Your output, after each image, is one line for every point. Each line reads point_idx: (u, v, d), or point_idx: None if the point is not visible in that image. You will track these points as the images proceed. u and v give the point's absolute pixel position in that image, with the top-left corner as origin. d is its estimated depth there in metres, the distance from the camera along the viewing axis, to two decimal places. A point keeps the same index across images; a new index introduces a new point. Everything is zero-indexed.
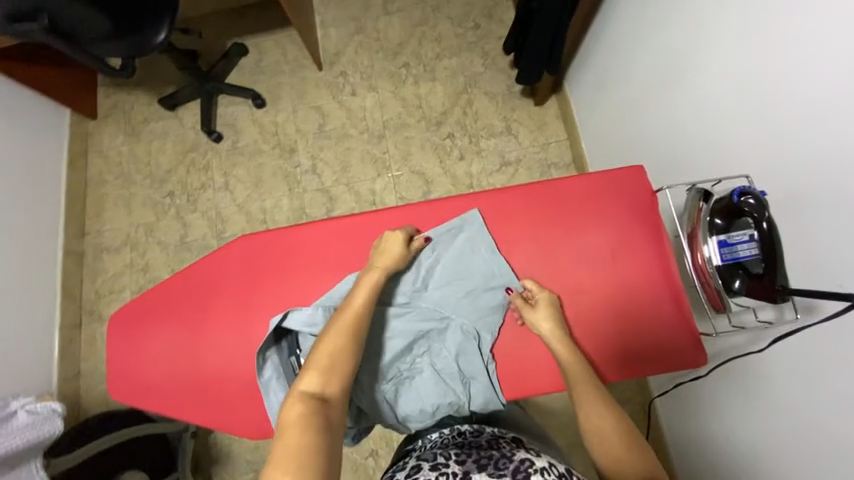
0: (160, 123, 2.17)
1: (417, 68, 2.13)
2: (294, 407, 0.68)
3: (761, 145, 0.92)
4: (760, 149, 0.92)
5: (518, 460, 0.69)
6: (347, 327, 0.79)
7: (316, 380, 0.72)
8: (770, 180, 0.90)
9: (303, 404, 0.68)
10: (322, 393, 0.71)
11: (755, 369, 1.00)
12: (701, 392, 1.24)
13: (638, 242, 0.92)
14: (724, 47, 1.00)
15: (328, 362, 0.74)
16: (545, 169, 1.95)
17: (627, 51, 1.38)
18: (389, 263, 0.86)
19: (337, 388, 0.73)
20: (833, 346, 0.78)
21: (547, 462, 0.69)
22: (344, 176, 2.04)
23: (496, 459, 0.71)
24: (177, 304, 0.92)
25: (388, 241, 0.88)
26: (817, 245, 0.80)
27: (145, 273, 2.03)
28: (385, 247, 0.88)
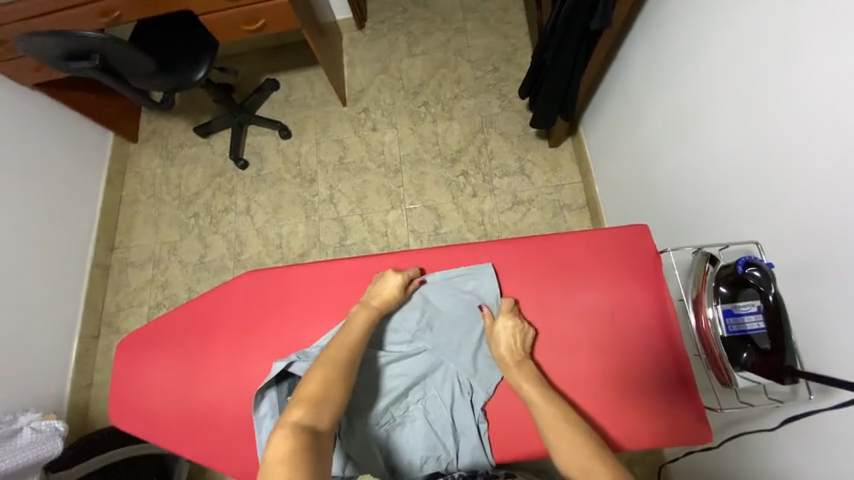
0: (193, 149, 2.32)
1: (436, 107, 2.21)
2: (284, 437, 0.65)
3: (781, 212, 0.87)
4: (782, 216, 0.87)
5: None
6: (335, 362, 0.78)
7: (308, 412, 0.70)
8: (778, 251, 0.88)
9: (294, 433, 0.66)
10: (314, 426, 0.69)
11: (765, 448, 0.92)
12: (710, 467, 1.14)
13: (640, 304, 0.90)
14: (732, 109, 1.00)
15: (322, 393, 0.73)
16: (557, 210, 1.95)
17: (641, 103, 1.40)
18: (383, 302, 0.88)
19: (328, 422, 0.71)
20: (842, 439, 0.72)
21: None
22: (359, 207, 2.10)
23: None
24: (181, 334, 0.95)
25: (389, 279, 0.89)
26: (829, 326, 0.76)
27: (163, 289, 2.11)
28: (383, 286, 0.89)
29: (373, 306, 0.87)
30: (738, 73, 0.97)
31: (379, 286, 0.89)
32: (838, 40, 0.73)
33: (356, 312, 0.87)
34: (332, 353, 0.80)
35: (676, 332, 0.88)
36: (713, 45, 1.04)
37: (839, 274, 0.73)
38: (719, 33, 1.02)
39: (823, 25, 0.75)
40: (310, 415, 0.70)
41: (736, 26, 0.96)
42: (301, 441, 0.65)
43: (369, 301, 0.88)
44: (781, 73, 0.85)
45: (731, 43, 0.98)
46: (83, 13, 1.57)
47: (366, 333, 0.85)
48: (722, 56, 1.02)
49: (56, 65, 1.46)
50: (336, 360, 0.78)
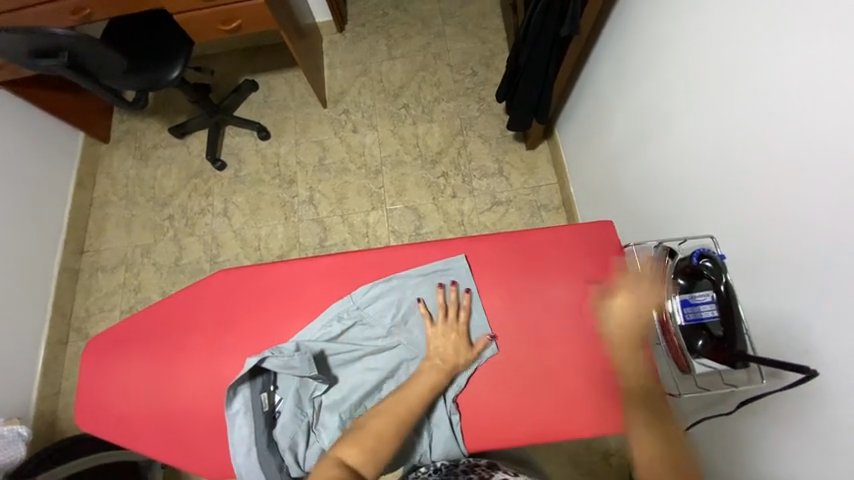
0: (169, 150, 2.27)
1: (416, 110, 2.24)
2: (329, 470, 0.72)
3: (741, 212, 0.92)
4: (747, 214, 0.91)
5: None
6: (395, 413, 0.79)
7: (358, 456, 0.74)
8: (739, 243, 0.93)
9: (337, 467, 0.72)
10: (358, 470, 0.73)
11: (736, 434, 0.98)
12: None
13: (606, 298, 0.94)
14: (693, 110, 1.07)
15: (373, 443, 0.75)
16: (534, 210, 2.00)
17: (611, 105, 1.46)
18: (450, 348, 0.87)
19: (372, 471, 0.74)
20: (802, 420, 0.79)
21: None
22: (339, 208, 2.10)
23: None
24: (152, 334, 0.94)
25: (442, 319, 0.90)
26: (782, 314, 0.82)
27: (136, 293, 2.05)
28: (450, 332, 0.89)
29: (441, 364, 0.86)
30: (699, 81, 1.04)
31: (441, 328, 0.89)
32: (788, 56, 0.79)
33: (424, 368, 0.85)
34: (394, 404, 0.80)
35: (639, 323, 0.92)
36: (676, 53, 1.10)
37: (793, 268, 0.80)
38: (681, 40, 1.07)
39: (774, 41, 0.82)
40: (356, 454, 0.74)
41: (697, 35, 1.02)
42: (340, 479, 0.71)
43: (436, 355, 0.87)
44: (737, 83, 0.92)
45: (692, 51, 1.04)
46: (51, 11, 1.53)
47: (432, 390, 0.83)
48: (684, 62, 1.08)
49: (21, 62, 1.41)
50: (399, 411, 0.79)
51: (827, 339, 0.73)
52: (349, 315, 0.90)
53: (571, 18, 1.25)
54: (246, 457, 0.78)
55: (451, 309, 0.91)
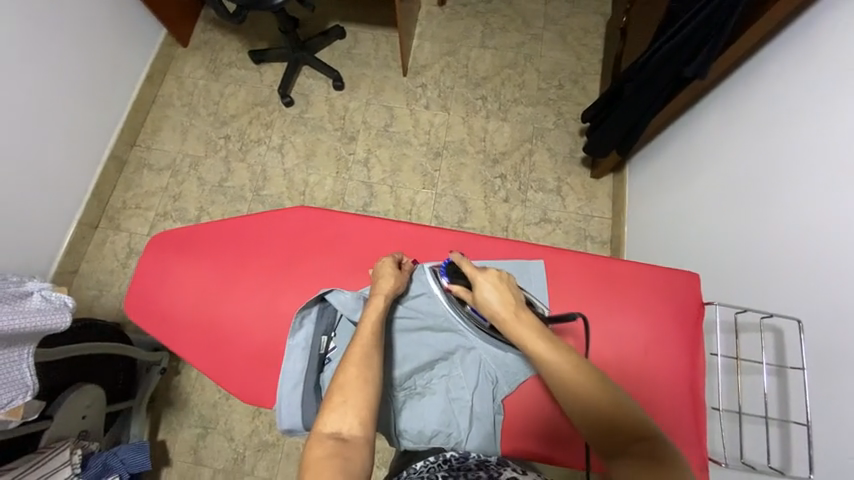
0: (242, 72, 2.26)
1: (493, 105, 2.20)
2: (320, 449, 0.60)
3: (839, 302, 0.88)
4: (835, 307, 0.88)
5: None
6: (358, 357, 0.71)
7: (336, 416, 0.64)
8: (823, 333, 0.89)
9: (330, 442, 0.61)
10: (346, 434, 0.63)
11: None
12: None
13: (673, 346, 0.92)
14: (806, 184, 1.02)
15: (350, 398, 0.65)
16: (580, 237, 1.97)
17: (703, 158, 1.43)
18: (389, 289, 0.82)
19: (360, 429, 0.64)
20: None
21: None
22: (391, 178, 2.08)
23: None
24: (221, 246, 0.94)
25: (387, 272, 0.83)
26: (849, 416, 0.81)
27: (174, 200, 2.07)
28: (383, 277, 0.83)
29: (384, 302, 0.79)
30: (821, 163, 1.00)
31: (377, 275, 0.84)
32: None
33: (372, 304, 0.79)
34: (358, 347, 0.72)
35: (700, 381, 0.90)
36: (802, 130, 1.06)
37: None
38: (813, 117, 1.03)
39: None
40: (348, 420, 0.64)
41: (832, 115, 0.98)
42: (338, 454, 0.60)
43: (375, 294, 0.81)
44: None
45: (820, 131, 1.01)
46: None
47: (380, 322, 0.77)
48: (811, 137, 1.04)
49: None
50: (365, 356, 0.70)
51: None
52: (421, 283, 0.90)
53: (702, 60, 1.21)
54: (292, 392, 0.78)
55: (378, 265, 0.85)
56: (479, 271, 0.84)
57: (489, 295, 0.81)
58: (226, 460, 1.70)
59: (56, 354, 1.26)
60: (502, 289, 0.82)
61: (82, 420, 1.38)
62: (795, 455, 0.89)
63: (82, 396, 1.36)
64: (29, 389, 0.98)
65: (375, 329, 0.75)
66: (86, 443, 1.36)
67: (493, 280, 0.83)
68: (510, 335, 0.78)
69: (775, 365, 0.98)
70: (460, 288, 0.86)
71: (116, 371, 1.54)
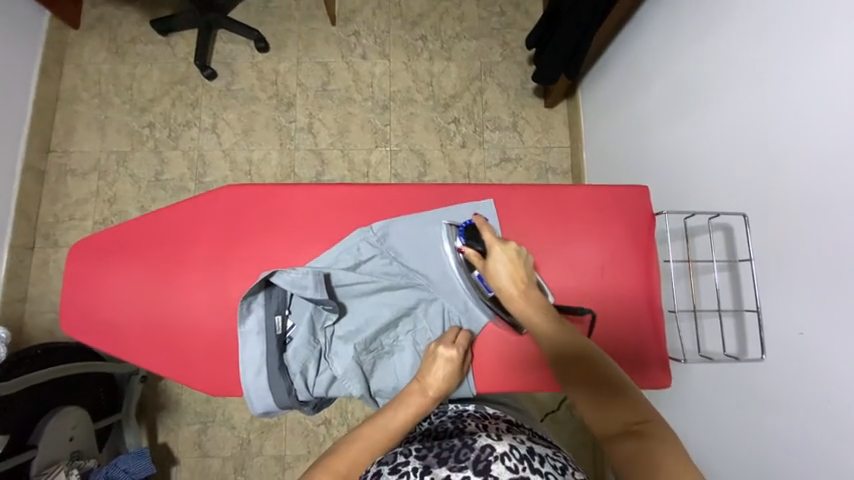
0: (150, 47, 2.00)
1: (434, 44, 2.05)
2: None
3: (782, 190, 0.90)
4: (776, 198, 0.91)
5: (478, 449, 0.64)
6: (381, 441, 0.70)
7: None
8: (767, 222, 0.93)
9: None
10: None
11: (715, 411, 1.08)
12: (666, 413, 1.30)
13: (628, 263, 0.94)
14: (745, 78, 1.02)
15: (347, 470, 0.66)
16: (542, 172, 1.95)
17: (649, 70, 1.40)
18: (442, 388, 0.77)
19: None
20: (781, 379, 0.88)
21: (507, 444, 0.65)
22: (340, 140, 1.96)
23: (456, 450, 0.66)
24: (148, 244, 0.86)
25: (443, 364, 0.80)
26: (794, 294, 0.86)
27: (111, 204, 1.90)
28: (437, 366, 0.80)
29: (430, 397, 0.76)
30: (756, 55, 0.99)
31: (432, 363, 0.80)
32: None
33: (410, 392, 0.76)
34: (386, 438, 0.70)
35: (656, 291, 0.93)
36: (738, 20, 1.04)
37: (815, 255, 0.82)
38: (752, 5, 1.00)
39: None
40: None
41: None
42: None
43: (427, 389, 0.77)
44: (790, 65, 0.90)
45: (758, 20, 0.98)
46: None
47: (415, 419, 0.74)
48: (746, 29, 1.02)
49: None
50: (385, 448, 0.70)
51: (835, 323, 0.78)
52: (371, 246, 0.86)
53: None
54: (256, 378, 0.77)
55: (454, 336, 0.84)
56: (498, 241, 0.82)
57: (500, 265, 0.80)
58: (233, 447, 1.73)
59: (32, 380, 1.24)
60: (515, 263, 0.80)
61: (71, 442, 1.36)
62: (748, 339, 0.96)
63: (65, 418, 1.34)
64: None
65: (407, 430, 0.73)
66: (82, 462, 1.35)
67: (511, 255, 0.81)
68: (512, 306, 0.80)
69: (727, 261, 1.02)
70: (474, 253, 0.82)
71: (97, 391, 1.48)
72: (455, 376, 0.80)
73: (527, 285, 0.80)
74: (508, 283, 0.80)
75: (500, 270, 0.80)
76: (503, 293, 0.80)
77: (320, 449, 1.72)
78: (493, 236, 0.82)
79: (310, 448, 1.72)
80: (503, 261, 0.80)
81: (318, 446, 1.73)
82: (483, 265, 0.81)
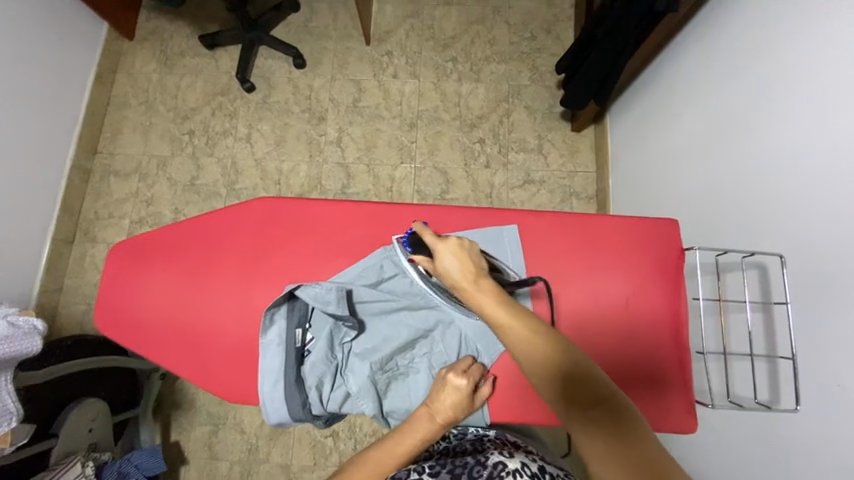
0: (196, 60, 2.13)
1: (464, 66, 2.09)
2: None
3: (826, 234, 0.85)
4: (819, 241, 0.86)
5: (490, 465, 0.68)
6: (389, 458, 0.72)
7: None
8: (805, 264, 0.88)
9: None
10: None
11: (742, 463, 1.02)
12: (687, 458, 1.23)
13: (655, 297, 0.91)
14: (785, 115, 0.99)
15: None
16: (565, 196, 1.93)
17: (681, 100, 1.38)
18: (449, 415, 0.77)
19: None
20: (812, 435, 0.83)
21: (519, 462, 0.68)
22: (367, 155, 2.01)
23: (469, 468, 0.68)
24: (179, 250, 0.90)
25: (450, 392, 0.79)
26: (834, 343, 0.81)
27: (147, 205, 2.00)
28: (443, 394, 0.79)
29: (439, 424, 0.76)
30: (798, 91, 0.96)
31: (435, 389, 0.80)
32: None
33: (417, 414, 0.76)
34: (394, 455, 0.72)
35: (683, 329, 0.90)
36: (777, 54, 1.02)
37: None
38: (791, 41, 0.99)
39: None
40: None
41: (811, 38, 0.93)
42: None
43: (433, 415, 0.77)
44: (835, 103, 0.87)
45: (797, 58, 0.96)
46: None
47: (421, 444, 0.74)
48: (786, 64, 1.00)
49: None
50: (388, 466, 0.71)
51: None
52: (393, 264, 0.86)
53: None
54: (272, 389, 0.78)
55: (467, 364, 0.83)
56: (440, 238, 0.77)
57: (450, 264, 0.75)
58: (241, 452, 1.74)
59: (54, 372, 1.27)
60: (463, 257, 0.75)
61: (89, 434, 1.40)
62: (782, 389, 0.90)
63: (85, 411, 1.37)
64: (12, 414, 0.99)
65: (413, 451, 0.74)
66: (97, 454, 1.38)
67: (456, 249, 0.76)
68: (474, 306, 0.73)
69: (761, 302, 0.97)
70: (421, 257, 0.78)
71: (118, 385, 1.54)
72: (463, 404, 0.79)
73: (479, 276, 0.75)
74: (461, 279, 0.74)
75: (451, 269, 0.74)
76: (460, 292, 0.74)
77: (325, 462, 1.71)
78: (433, 236, 0.77)
79: (316, 461, 1.71)
80: (452, 261, 0.75)
81: (325, 459, 1.71)
82: (431, 264, 0.77)
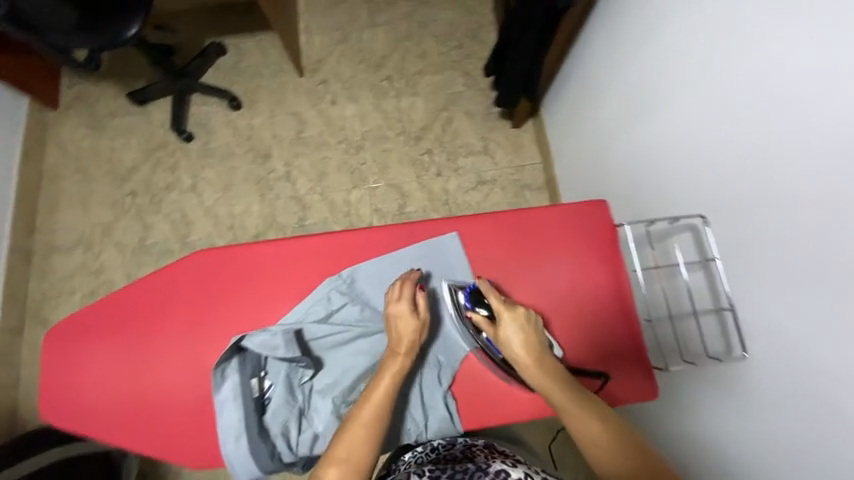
0: (128, 119, 2.08)
1: (399, 82, 2.14)
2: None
3: (737, 191, 0.91)
4: (733, 198, 0.92)
5: (492, 472, 0.70)
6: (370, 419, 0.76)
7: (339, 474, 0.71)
8: (724, 221, 0.95)
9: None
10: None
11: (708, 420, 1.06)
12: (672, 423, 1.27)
13: (598, 279, 0.95)
14: (683, 86, 1.06)
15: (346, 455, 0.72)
16: (518, 190, 1.99)
17: (599, 84, 1.46)
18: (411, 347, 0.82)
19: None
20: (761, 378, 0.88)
21: (522, 472, 0.69)
22: (319, 184, 2.00)
23: (470, 473, 0.72)
24: (122, 320, 0.87)
25: (405, 320, 0.82)
26: (765, 288, 0.86)
27: (99, 275, 1.91)
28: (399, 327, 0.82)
29: (403, 354, 0.81)
30: (690, 62, 1.03)
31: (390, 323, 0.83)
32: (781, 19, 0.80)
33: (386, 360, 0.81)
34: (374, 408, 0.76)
35: (629, 301, 0.94)
36: (667, 29, 1.10)
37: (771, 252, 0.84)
38: (676, 18, 1.07)
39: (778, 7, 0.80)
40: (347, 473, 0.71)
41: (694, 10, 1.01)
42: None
43: (395, 348, 0.81)
44: (724, 68, 0.93)
45: (685, 31, 1.04)
46: None
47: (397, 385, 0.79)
48: (676, 38, 1.07)
49: None
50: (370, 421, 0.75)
51: (807, 314, 0.78)
52: (341, 294, 0.87)
53: None
54: (235, 447, 0.76)
55: (398, 288, 0.84)
56: (506, 307, 0.86)
57: (511, 334, 0.84)
58: None
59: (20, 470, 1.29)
60: (525, 329, 0.84)
61: None
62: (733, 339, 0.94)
63: None
64: None
65: (391, 391, 0.78)
66: None
67: (519, 321, 0.84)
68: (531, 379, 0.83)
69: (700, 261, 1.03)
70: (480, 320, 0.86)
71: None
72: (421, 330, 0.83)
73: (540, 350, 0.84)
74: (522, 351, 0.83)
75: (512, 338, 0.83)
76: (520, 365, 0.83)
77: None
78: (499, 302, 0.86)
79: None
80: (514, 328, 0.84)
81: None
82: (493, 332, 0.85)
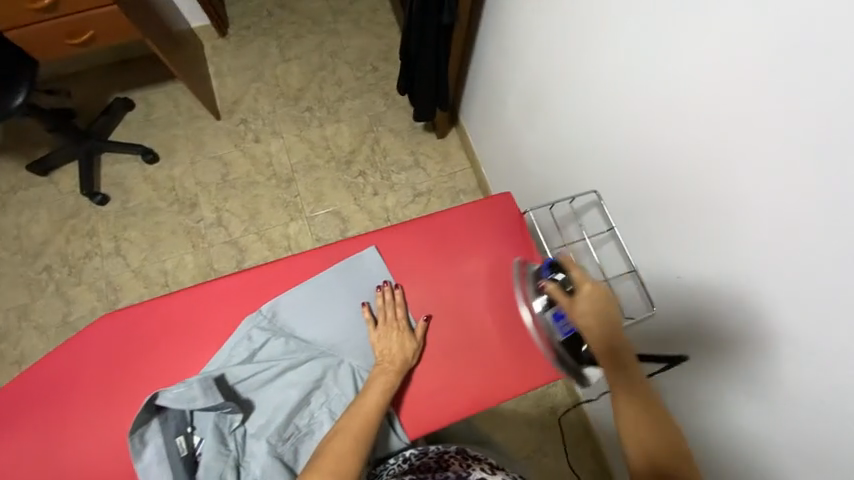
0: (31, 190, 1.92)
1: (321, 111, 2.16)
2: None
3: (629, 159, 1.02)
4: (625, 167, 1.04)
5: None
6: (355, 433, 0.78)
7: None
8: (625, 187, 1.06)
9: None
10: None
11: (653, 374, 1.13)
12: None
13: (516, 265, 0.99)
14: (566, 78, 1.17)
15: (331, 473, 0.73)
16: (454, 196, 2.06)
17: (500, 87, 1.57)
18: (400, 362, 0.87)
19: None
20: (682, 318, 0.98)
21: None
22: (254, 224, 1.95)
23: None
24: (37, 398, 0.84)
25: (400, 340, 0.88)
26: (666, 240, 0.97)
27: (18, 366, 1.72)
28: (395, 343, 0.88)
29: (393, 372, 0.85)
30: (565, 57, 1.15)
31: (386, 340, 0.88)
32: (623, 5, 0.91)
33: (372, 376, 0.85)
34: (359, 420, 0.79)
35: None
36: (542, 30, 1.21)
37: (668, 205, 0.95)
38: (546, 20, 1.18)
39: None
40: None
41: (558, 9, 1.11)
42: None
43: (383, 364, 0.86)
44: (592, 56, 1.05)
45: (555, 30, 1.15)
46: None
47: (383, 401, 0.82)
48: (551, 36, 1.18)
49: None
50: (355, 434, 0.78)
51: (701, 255, 0.89)
52: (262, 330, 0.87)
53: None
54: None
55: (388, 310, 0.91)
56: (587, 280, 0.82)
57: (585, 308, 0.81)
58: None
59: None
60: (604, 304, 0.81)
61: None
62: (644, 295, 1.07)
63: None
64: None
65: (380, 403, 0.82)
66: None
67: (596, 298, 0.81)
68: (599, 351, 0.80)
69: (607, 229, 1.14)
70: (555, 289, 0.83)
71: None
72: (409, 349, 0.88)
73: (615, 330, 0.80)
74: (595, 326, 0.80)
75: (585, 313, 0.80)
76: (590, 338, 0.80)
77: None
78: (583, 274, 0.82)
79: None
80: (585, 306, 0.81)
81: None
82: (568, 302, 0.82)
